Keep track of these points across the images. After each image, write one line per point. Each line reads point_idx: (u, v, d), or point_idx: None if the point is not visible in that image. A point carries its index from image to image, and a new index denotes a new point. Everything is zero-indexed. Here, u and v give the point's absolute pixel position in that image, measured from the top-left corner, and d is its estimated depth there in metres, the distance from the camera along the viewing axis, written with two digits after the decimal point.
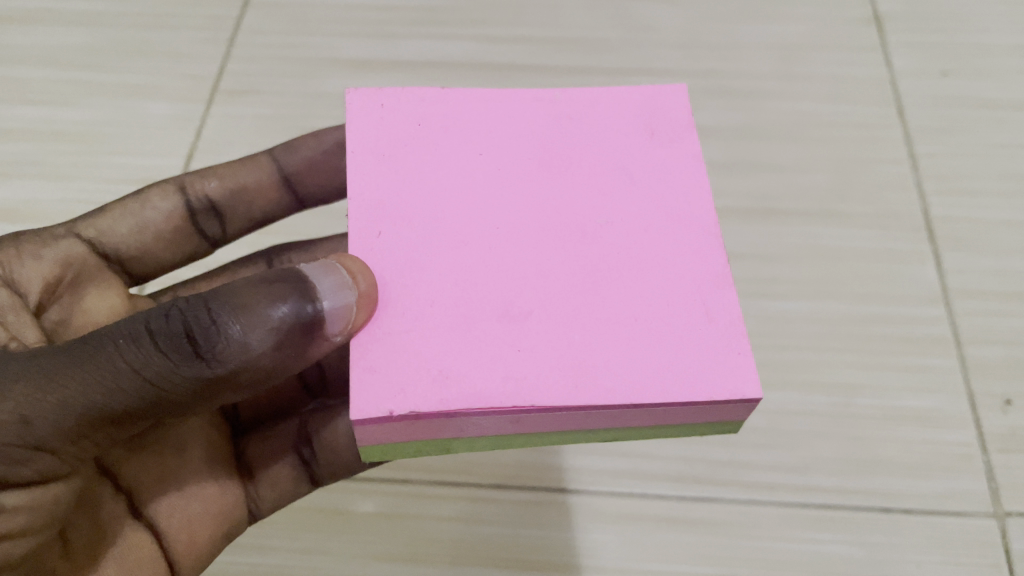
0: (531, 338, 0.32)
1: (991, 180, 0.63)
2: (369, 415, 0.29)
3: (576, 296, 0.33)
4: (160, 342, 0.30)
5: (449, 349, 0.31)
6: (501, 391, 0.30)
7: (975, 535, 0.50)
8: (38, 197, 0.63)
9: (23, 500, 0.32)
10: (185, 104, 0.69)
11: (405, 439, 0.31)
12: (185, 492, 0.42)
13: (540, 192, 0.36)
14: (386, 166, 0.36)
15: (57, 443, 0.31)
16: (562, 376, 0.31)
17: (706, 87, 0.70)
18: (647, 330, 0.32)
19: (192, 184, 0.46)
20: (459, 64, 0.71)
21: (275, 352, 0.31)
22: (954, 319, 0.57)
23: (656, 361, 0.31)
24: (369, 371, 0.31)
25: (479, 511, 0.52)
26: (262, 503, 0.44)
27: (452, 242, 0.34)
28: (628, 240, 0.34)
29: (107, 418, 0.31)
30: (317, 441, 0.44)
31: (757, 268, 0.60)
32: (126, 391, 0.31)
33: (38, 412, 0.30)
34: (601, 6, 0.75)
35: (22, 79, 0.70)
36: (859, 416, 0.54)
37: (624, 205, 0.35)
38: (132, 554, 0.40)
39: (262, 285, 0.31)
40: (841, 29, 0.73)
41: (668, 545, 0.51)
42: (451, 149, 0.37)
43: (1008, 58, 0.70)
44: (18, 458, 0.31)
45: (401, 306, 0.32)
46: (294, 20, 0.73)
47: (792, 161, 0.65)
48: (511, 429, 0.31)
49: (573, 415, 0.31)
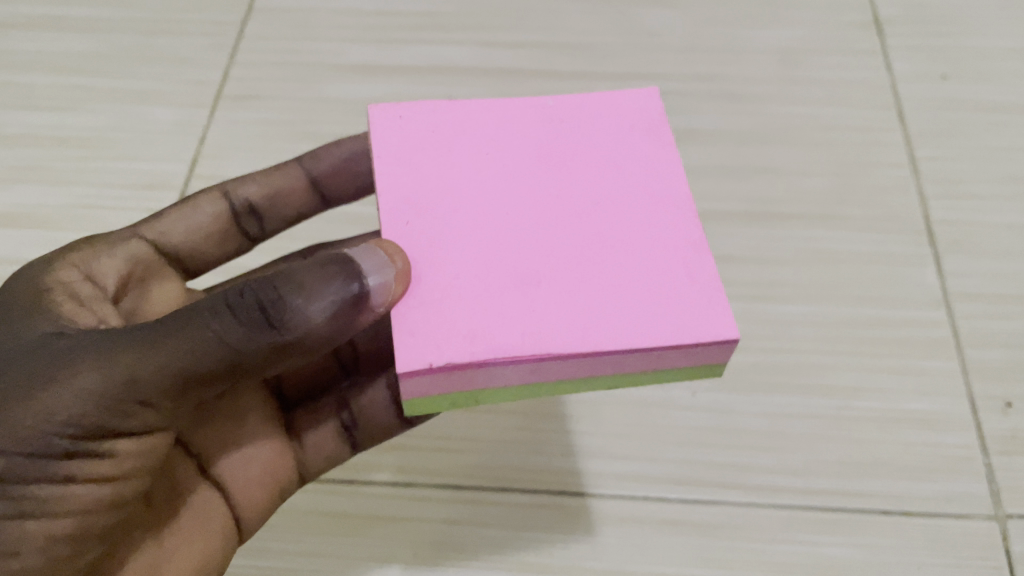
0: (543, 299, 0.32)
1: (991, 184, 0.64)
2: (411, 367, 0.30)
3: (580, 262, 0.34)
4: (238, 314, 0.33)
5: (474, 312, 0.32)
6: (521, 344, 0.31)
7: (975, 536, 0.50)
8: (42, 201, 0.64)
9: (131, 447, 0.35)
10: (190, 109, 0.69)
11: (442, 392, 0.32)
12: (243, 454, 0.45)
13: (541, 176, 0.36)
14: (407, 165, 0.37)
15: (158, 400, 0.34)
16: (571, 330, 0.32)
17: (706, 91, 0.70)
18: (660, 280, 0.33)
19: (233, 189, 0.47)
20: (462, 67, 0.72)
21: (333, 322, 0.33)
22: (955, 321, 0.58)
23: (669, 307, 0.32)
24: (409, 334, 0.31)
25: (480, 513, 0.52)
26: (309, 466, 0.47)
27: (468, 223, 0.35)
28: (622, 212, 0.35)
29: (197, 380, 0.34)
30: (356, 407, 0.47)
31: (758, 272, 0.60)
32: (212, 357, 0.33)
33: (142, 373, 0.33)
34: (602, 10, 0.76)
35: (27, 84, 0.70)
36: (859, 418, 0.54)
37: (615, 183, 0.36)
38: (202, 510, 0.43)
39: (321, 267, 0.33)
40: (841, 33, 0.74)
41: (667, 548, 0.51)
42: (460, 145, 0.37)
43: (1009, 61, 0.71)
44: (128, 411, 0.34)
45: (431, 277, 0.33)
46: (298, 24, 0.74)
47: (791, 165, 0.66)
48: (532, 378, 0.32)
49: (594, 361, 0.32)
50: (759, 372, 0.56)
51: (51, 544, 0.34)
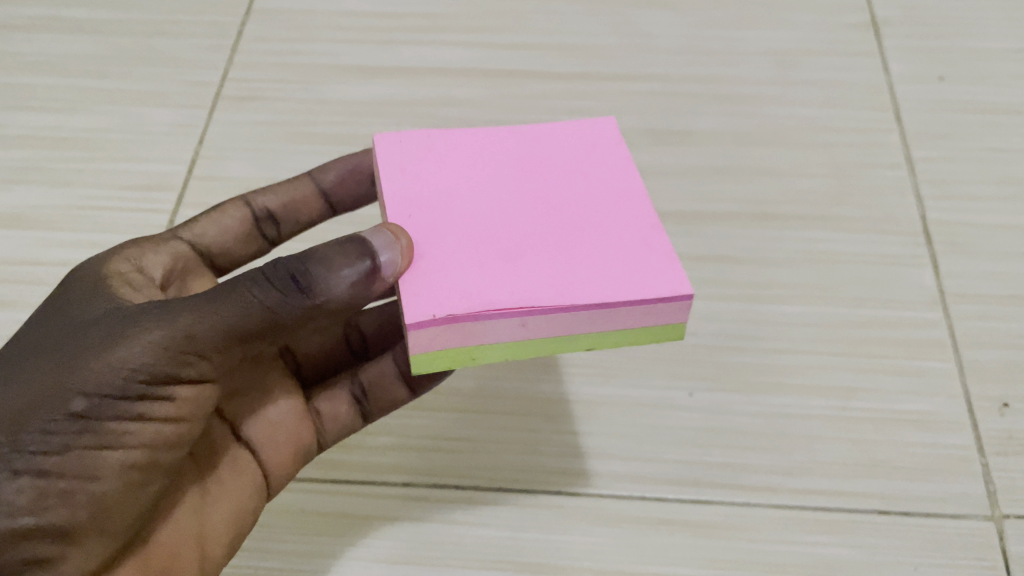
0: (528, 267, 0.36)
1: (987, 184, 0.64)
2: (416, 317, 0.34)
3: (559, 238, 0.38)
4: (274, 282, 0.36)
5: (469, 276, 0.36)
6: (510, 300, 0.35)
7: (972, 537, 0.50)
8: (36, 200, 0.63)
9: (187, 393, 0.38)
10: (189, 110, 0.69)
11: (442, 346, 0.35)
12: (271, 417, 0.47)
13: (523, 173, 0.41)
14: (408, 168, 0.41)
15: (210, 352, 0.37)
16: (553, 289, 0.35)
17: (704, 93, 0.71)
18: (627, 250, 0.37)
19: (253, 198, 0.49)
20: (462, 68, 0.72)
21: (354, 290, 0.36)
22: (951, 322, 0.58)
23: (635, 271, 0.36)
24: (413, 294, 0.35)
25: (479, 513, 0.52)
26: (326, 435, 0.48)
27: (462, 211, 0.39)
28: (594, 200, 0.40)
29: (242, 337, 0.36)
30: (367, 383, 0.49)
31: (755, 273, 0.60)
32: (256, 315, 0.36)
33: (196, 328, 0.36)
34: (600, 15, 0.77)
35: (27, 85, 0.70)
36: (857, 418, 0.54)
37: (586, 178, 0.41)
38: (240, 467, 0.45)
39: (343, 245, 0.37)
40: (837, 37, 0.74)
41: (664, 548, 0.50)
42: (454, 152, 0.42)
43: (1002, 64, 0.72)
44: (185, 361, 0.36)
45: (431, 252, 0.37)
46: (299, 26, 0.75)
47: (789, 166, 0.66)
48: (519, 334, 0.35)
49: (572, 316, 0.35)
50: (756, 373, 0.56)
51: (124, 472, 0.36)
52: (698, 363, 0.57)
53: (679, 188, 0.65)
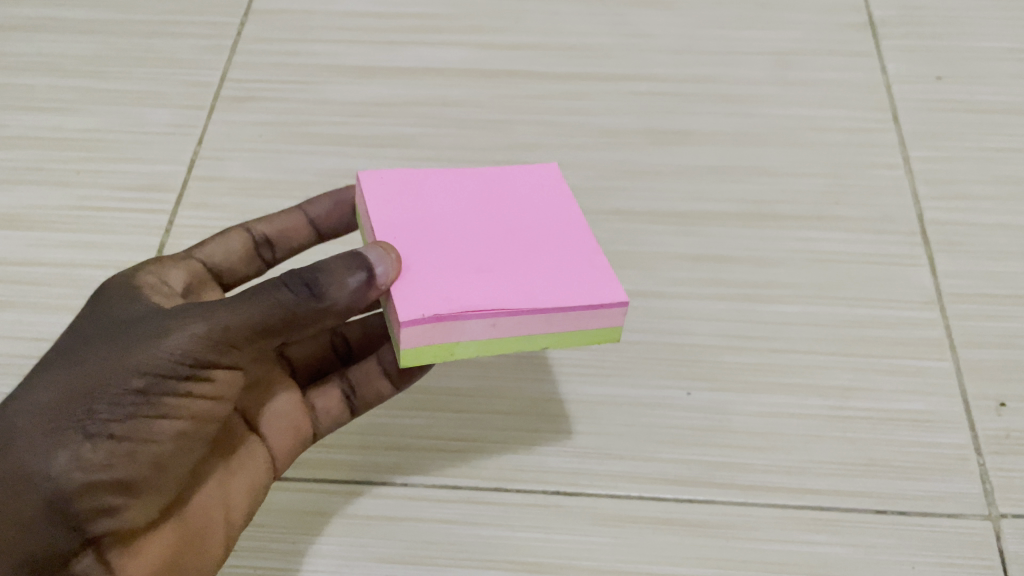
0: (500, 274, 0.39)
1: (984, 184, 0.64)
2: (407, 317, 0.36)
3: (527, 249, 0.40)
4: (291, 288, 0.37)
5: (450, 281, 0.38)
6: (486, 303, 0.37)
7: (969, 535, 0.50)
8: (34, 199, 0.63)
9: (228, 375, 0.39)
10: (188, 110, 0.69)
11: (426, 343, 0.37)
12: (281, 407, 0.47)
13: (494, 193, 0.43)
14: (389, 188, 0.43)
15: (243, 343, 0.38)
16: (524, 294, 0.38)
17: (702, 92, 0.71)
18: (587, 261, 0.40)
19: (252, 226, 0.50)
20: (460, 69, 0.72)
21: (355, 295, 0.37)
22: (948, 321, 0.58)
23: (593, 280, 0.39)
24: (401, 295, 0.37)
25: (477, 512, 0.52)
26: (321, 426, 0.48)
27: (439, 225, 0.41)
28: (556, 216, 0.42)
29: (269, 332, 0.38)
30: (355, 378, 0.48)
31: (753, 273, 0.61)
32: (281, 313, 0.37)
33: (234, 318, 0.37)
34: (597, 17, 0.77)
35: (26, 86, 0.70)
36: (854, 417, 0.54)
37: (549, 196, 0.44)
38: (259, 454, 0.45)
39: (345, 255, 0.38)
40: (833, 39, 0.75)
41: (662, 547, 0.50)
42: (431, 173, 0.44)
43: (996, 65, 0.72)
44: (221, 347, 0.37)
45: (414, 259, 0.39)
46: (299, 28, 0.76)
47: (786, 166, 0.66)
48: (492, 333, 0.38)
49: (540, 319, 0.38)
50: (754, 372, 0.56)
51: (180, 439, 0.38)
52: (697, 363, 0.57)
53: (677, 188, 0.65)
